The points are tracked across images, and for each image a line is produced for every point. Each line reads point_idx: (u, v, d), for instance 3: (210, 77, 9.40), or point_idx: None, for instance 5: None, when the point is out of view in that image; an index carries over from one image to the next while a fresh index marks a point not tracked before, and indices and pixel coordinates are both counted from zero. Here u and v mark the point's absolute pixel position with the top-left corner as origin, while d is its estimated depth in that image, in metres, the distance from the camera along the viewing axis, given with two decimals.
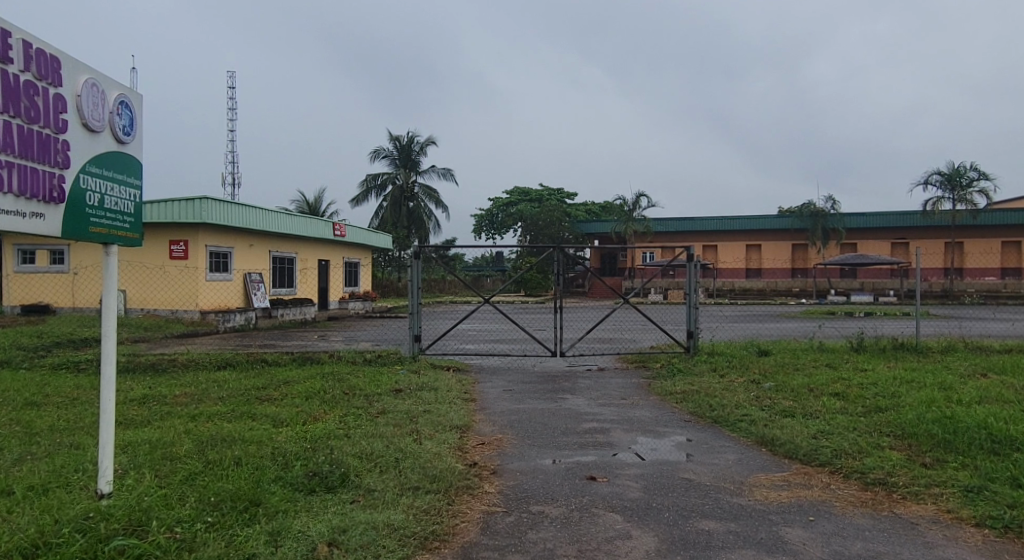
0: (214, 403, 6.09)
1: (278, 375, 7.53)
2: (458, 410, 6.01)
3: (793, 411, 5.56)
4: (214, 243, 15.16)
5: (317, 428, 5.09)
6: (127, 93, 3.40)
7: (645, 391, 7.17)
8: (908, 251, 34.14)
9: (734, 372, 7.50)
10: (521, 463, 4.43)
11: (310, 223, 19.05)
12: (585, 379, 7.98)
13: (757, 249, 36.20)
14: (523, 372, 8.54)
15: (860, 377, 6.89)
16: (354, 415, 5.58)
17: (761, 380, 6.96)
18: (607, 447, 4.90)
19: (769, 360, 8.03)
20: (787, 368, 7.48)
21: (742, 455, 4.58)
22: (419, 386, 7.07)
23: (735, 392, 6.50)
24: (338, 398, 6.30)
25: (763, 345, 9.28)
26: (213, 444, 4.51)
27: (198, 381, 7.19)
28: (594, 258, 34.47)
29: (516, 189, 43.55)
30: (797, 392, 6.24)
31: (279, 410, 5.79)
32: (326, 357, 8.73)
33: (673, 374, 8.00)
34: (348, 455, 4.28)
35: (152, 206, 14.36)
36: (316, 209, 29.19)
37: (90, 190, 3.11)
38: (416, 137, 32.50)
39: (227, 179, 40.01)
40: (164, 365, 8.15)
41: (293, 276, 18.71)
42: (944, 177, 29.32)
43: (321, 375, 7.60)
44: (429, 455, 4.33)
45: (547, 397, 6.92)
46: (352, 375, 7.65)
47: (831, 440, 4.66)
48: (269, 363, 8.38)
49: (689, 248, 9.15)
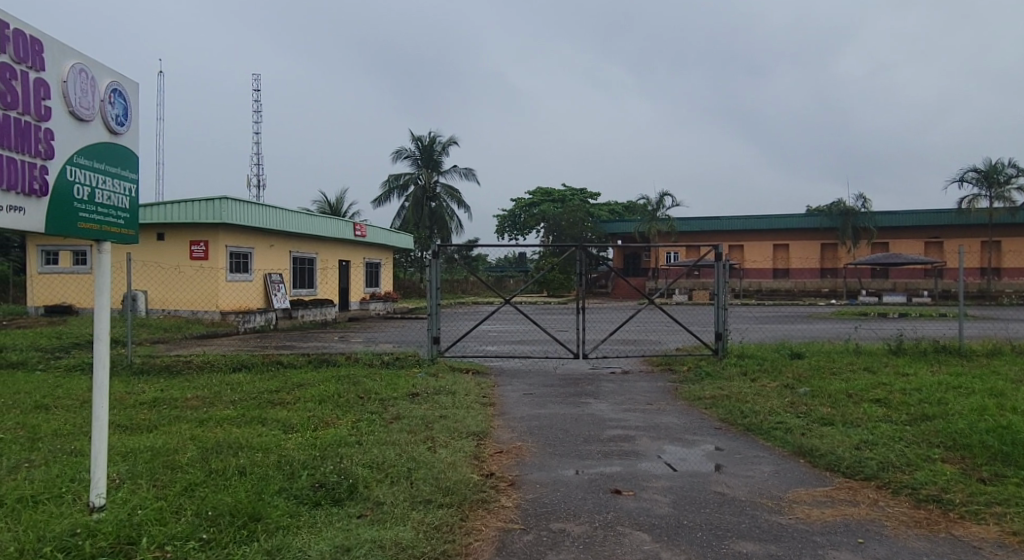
0: (225, 408, 5.90)
1: (292, 379, 7.35)
2: (476, 415, 5.75)
3: (832, 419, 5.20)
4: (234, 244, 15.13)
5: (328, 435, 4.87)
6: (120, 81, 3.21)
7: (672, 396, 6.84)
8: (942, 250, 33.20)
9: (766, 376, 7.13)
10: (541, 473, 4.16)
11: (330, 223, 18.99)
12: (609, 383, 7.67)
13: (784, 248, 35.46)
14: (543, 375, 8.25)
15: (902, 382, 6.49)
16: (366, 421, 5.35)
17: (796, 385, 6.59)
18: (632, 456, 4.61)
19: (803, 364, 7.64)
20: (823, 372, 7.09)
21: (779, 467, 4.25)
22: (436, 390, 6.83)
23: (768, 398, 6.15)
24: (352, 403, 6.09)
25: (795, 347, 8.89)
26: (218, 451, 4.32)
27: (211, 385, 7.03)
28: (617, 258, 34.06)
29: (539, 189, 43.29)
30: (835, 398, 5.87)
31: (290, 415, 5.59)
32: (342, 359, 8.55)
33: (701, 378, 7.65)
34: (358, 465, 4.05)
35: (173, 206, 14.39)
36: (338, 210, 29.23)
37: (79, 183, 2.92)
38: (437, 137, 32.42)
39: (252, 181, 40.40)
40: (180, 367, 8.03)
41: (314, 277, 18.66)
42: (980, 173, 28.38)
43: (336, 378, 7.40)
44: (444, 464, 4.08)
45: (568, 402, 6.63)
46: (368, 378, 7.43)
47: (875, 452, 4.30)
48: (285, 366, 8.21)
49: (717, 247, 8.79)
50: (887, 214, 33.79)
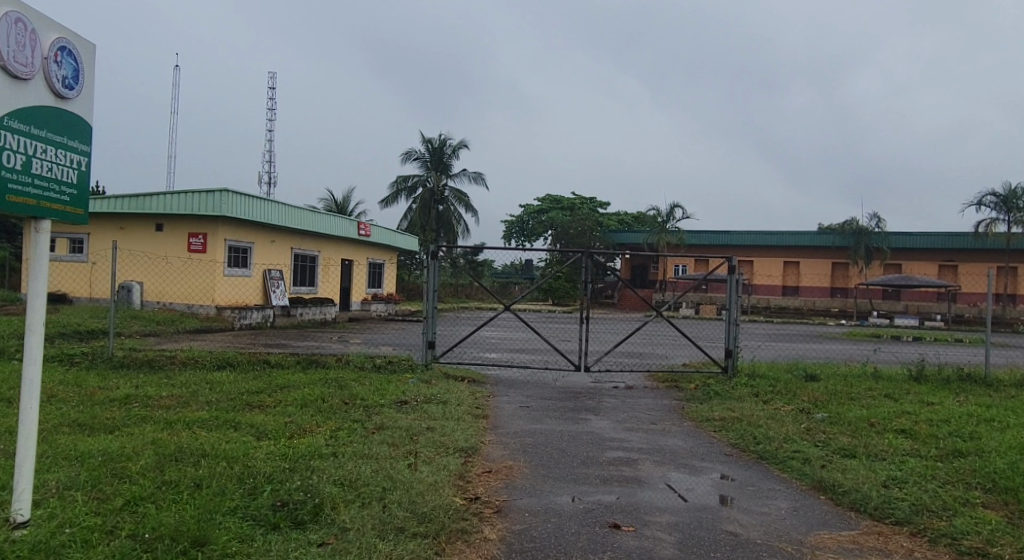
0: (198, 409, 5.49)
1: (277, 380, 6.95)
2: (466, 428, 5.33)
3: (854, 451, 4.76)
4: (234, 237, 14.77)
5: (302, 445, 4.45)
6: (69, 38, 2.83)
7: (678, 416, 6.40)
8: (957, 274, 32.61)
9: (779, 399, 6.69)
10: (532, 499, 3.74)
11: (334, 221, 18.65)
12: (611, 398, 7.24)
13: (795, 265, 34.94)
14: (543, 387, 7.84)
15: (928, 412, 6.02)
16: (347, 430, 4.93)
17: (812, 410, 6.14)
18: (634, 484, 4.17)
19: (819, 387, 7.19)
20: (840, 398, 6.63)
21: (797, 504, 3.82)
22: (427, 399, 6.41)
23: (783, 423, 5.70)
24: (335, 409, 5.67)
25: (809, 368, 8.45)
26: (177, 457, 3.91)
27: (190, 383, 6.64)
28: (624, 269, 33.61)
29: (548, 196, 42.98)
30: (855, 427, 5.44)
31: (265, 419, 5.18)
32: (333, 361, 8.14)
33: (709, 397, 7.20)
34: (329, 482, 3.63)
35: (172, 197, 14.07)
36: (344, 209, 28.94)
37: (11, 150, 2.53)
38: (448, 140, 32.10)
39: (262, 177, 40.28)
40: (162, 362, 7.64)
41: (315, 275, 18.31)
42: (999, 197, 27.82)
43: (323, 381, 6.99)
44: (424, 485, 3.66)
45: (567, 417, 6.21)
46: (357, 383, 7.02)
47: (906, 492, 3.86)
48: (272, 365, 7.80)
49: (730, 258, 8.37)
50: (901, 235, 33.27)
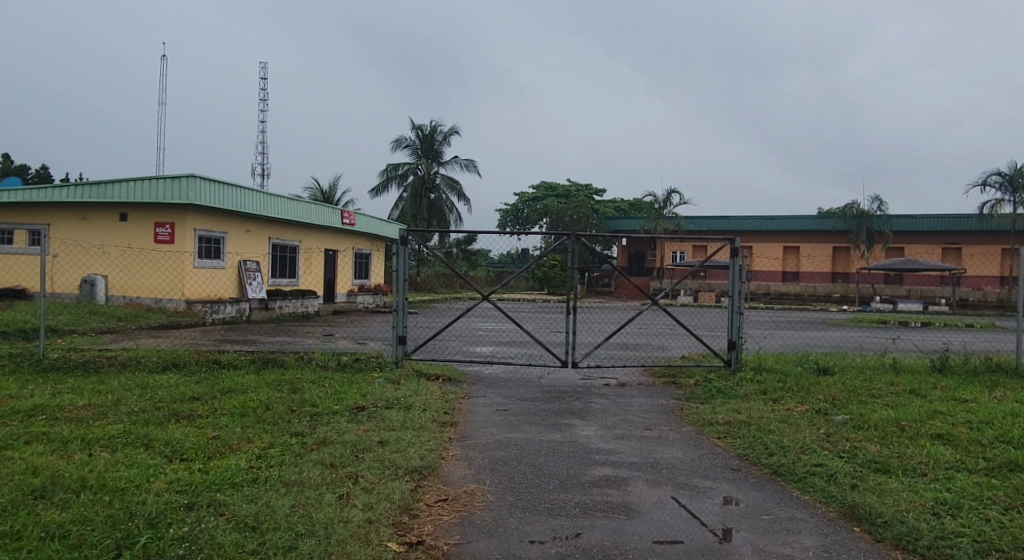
0: (113, 420, 4.68)
1: (221, 383, 6.12)
2: (427, 441, 4.53)
3: (887, 465, 3.99)
4: (205, 227, 13.89)
5: (217, 470, 3.63)
6: None
7: (676, 419, 5.61)
8: (961, 257, 31.84)
9: (791, 398, 5.91)
10: (491, 543, 2.94)
11: (314, 209, 17.78)
12: (601, 398, 6.45)
13: (795, 251, 34.19)
14: (525, 386, 7.04)
15: (964, 411, 5.24)
16: (281, 447, 4.11)
17: (830, 411, 5.35)
18: (623, 514, 3.36)
19: (834, 382, 6.41)
20: (860, 395, 5.84)
21: (826, 542, 3.03)
22: (390, 404, 5.60)
23: (799, 428, 4.90)
24: (277, 418, 4.86)
25: (821, 360, 7.64)
26: (44, 494, 3.09)
27: (120, 387, 5.82)
28: (621, 256, 32.83)
29: (544, 184, 42.15)
30: (883, 433, 4.67)
31: (187, 434, 4.36)
32: (293, 358, 7.30)
33: (710, 396, 6.40)
34: (227, 526, 2.83)
35: (136, 184, 13.21)
36: (331, 198, 28.08)
37: None
38: (439, 126, 31.28)
39: (255, 170, 39.48)
40: (98, 363, 6.82)
41: (295, 266, 17.44)
42: (1005, 177, 26.98)
43: (274, 384, 6.17)
44: (349, 528, 2.85)
45: (549, 423, 5.41)
46: (313, 385, 6.21)
47: (966, 524, 3.08)
48: (223, 365, 6.97)
49: (731, 239, 7.54)
50: (904, 218, 32.51)
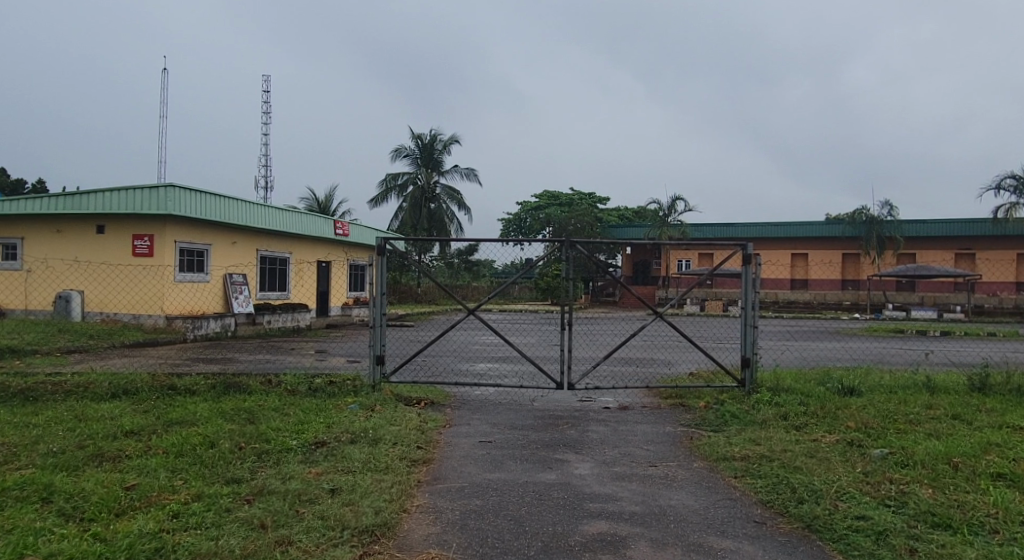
0: (21, 465, 3.97)
1: (169, 414, 5.40)
2: (390, 487, 3.80)
3: (947, 518, 3.26)
4: (187, 239, 13.24)
5: (117, 537, 2.93)
6: None
7: (686, 452, 4.87)
8: (974, 263, 30.97)
9: (817, 425, 5.17)
10: None
11: (305, 219, 17.14)
12: (600, 425, 5.73)
13: (804, 257, 33.36)
14: (515, 411, 6.31)
15: (1022, 442, 4.49)
16: (208, 501, 3.40)
17: (865, 443, 4.61)
18: None
19: (864, 406, 5.65)
20: (895, 422, 5.10)
21: None
22: (356, 437, 4.89)
23: (831, 467, 4.17)
24: (218, 459, 4.15)
25: (845, 378, 6.89)
26: None
27: (51, 420, 5.10)
28: (625, 265, 32.11)
29: (546, 193, 41.60)
30: (934, 473, 3.93)
31: (102, 482, 3.65)
32: (259, 382, 6.58)
33: (724, 422, 5.66)
34: None
35: (112, 194, 12.57)
36: (328, 209, 27.55)
37: None
38: (439, 135, 30.87)
39: (259, 183, 39.31)
40: (41, 391, 6.10)
41: (285, 278, 16.78)
42: (1020, 180, 26.12)
43: (230, 414, 5.45)
44: None
45: (539, 460, 4.67)
46: (274, 416, 5.49)
47: None
48: (179, 392, 6.24)
49: (743, 245, 6.76)
50: (915, 223, 31.69)
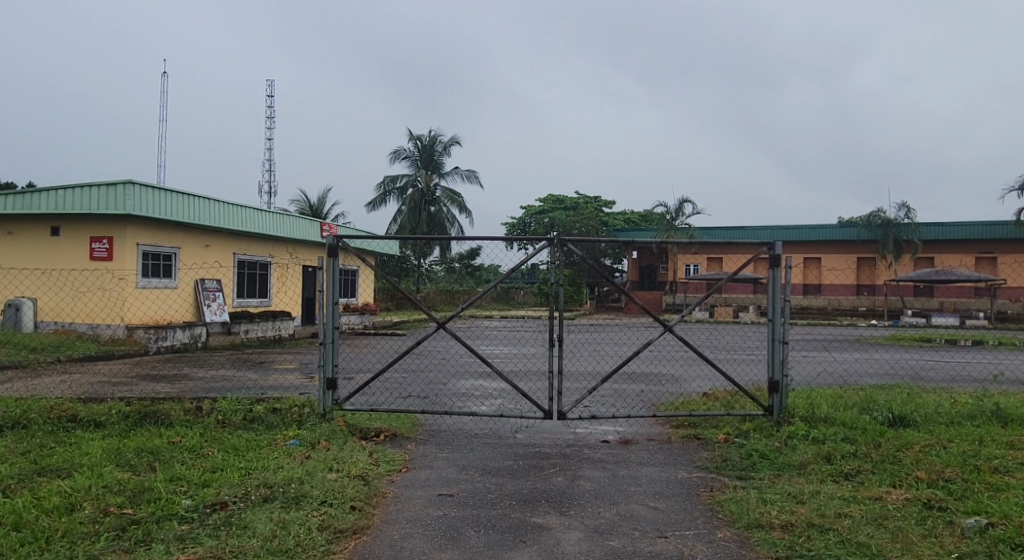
0: None
1: (46, 458, 4.24)
2: None
3: None
4: (152, 242, 12.16)
5: None
6: None
7: (709, 515, 3.67)
8: (995, 267, 29.58)
9: (878, 477, 3.96)
10: None
11: (287, 221, 16.03)
12: (595, 469, 4.56)
13: (816, 262, 32.00)
14: (491, 447, 5.15)
15: None
16: None
17: (951, 510, 3.41)
18: None
19: (931, 446, 4.46)
20: (981, 473, 3.89)
21: None
22: (272, 493, 3.73)
23: (911, 549, 2.99)
24: (61, 537, 2.99)
25: (896, 403, 5.65)
26: None
27: None
28: (631, 270, 30.87)
29: (550, 197, 40.56)
30: None
31: None
32: (185, 411, 5.43)
33: (752, 466, 4.48)
34: None
35: (67, 192, 11.47)
36: (320, 213, 26.53)
37: None
38: (439, 136, 29.88)
39: (263, 188, 38.60)
40: None
41: (266, 284, 15.71)
42: None
43: (126, 457, 4.31)
44: None
45: (512, 527, 3.49)
46: (183, 460, 4.34)
47: None
48: (83, 425, 5.10)
49: (772, 243, 5.55)
50: (933, 226, 30.30)
